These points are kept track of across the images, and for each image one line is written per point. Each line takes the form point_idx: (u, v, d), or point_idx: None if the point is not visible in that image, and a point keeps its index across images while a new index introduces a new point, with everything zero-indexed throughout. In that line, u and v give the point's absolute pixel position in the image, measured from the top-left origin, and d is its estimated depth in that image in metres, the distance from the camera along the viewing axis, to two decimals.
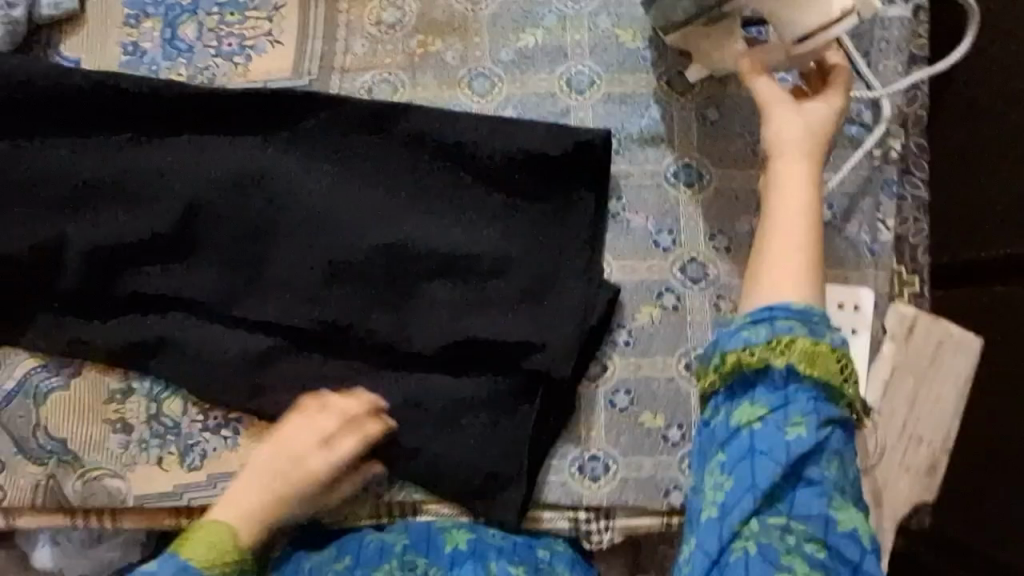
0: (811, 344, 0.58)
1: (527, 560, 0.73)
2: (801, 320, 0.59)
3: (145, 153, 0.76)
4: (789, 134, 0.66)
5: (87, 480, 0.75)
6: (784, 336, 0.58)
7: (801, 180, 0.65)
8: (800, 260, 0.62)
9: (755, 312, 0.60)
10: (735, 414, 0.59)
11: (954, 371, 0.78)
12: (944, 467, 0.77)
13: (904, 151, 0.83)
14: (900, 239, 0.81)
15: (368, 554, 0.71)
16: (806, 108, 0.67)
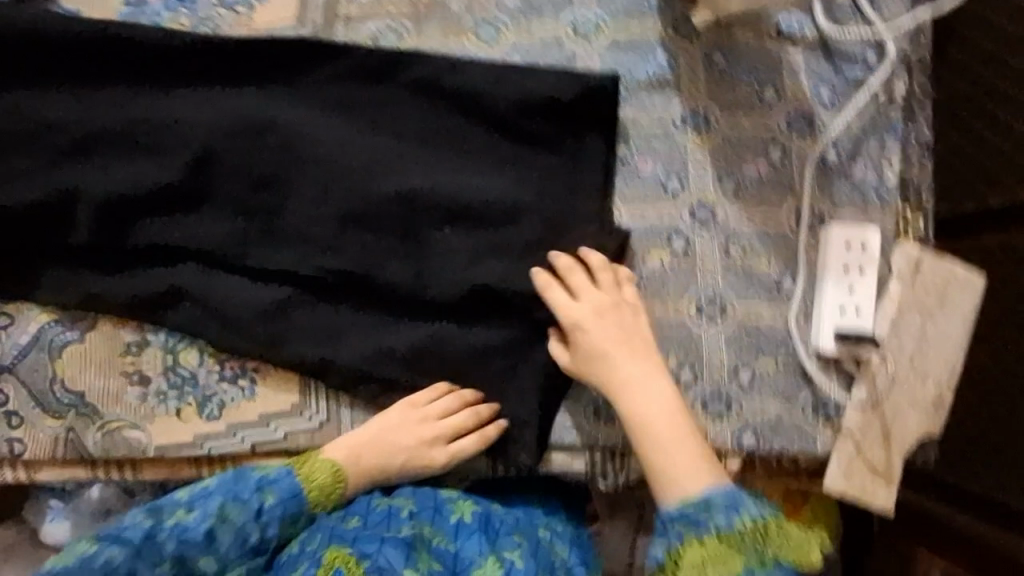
0: (716, 539, 0.64)
1: (530, 534, 0.73)
2: (699, 515, 0.65)
3: (154, 104, 0.75)
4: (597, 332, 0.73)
5: (105, 432, 0.75)
6: (695, 543, 0.64)
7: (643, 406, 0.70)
8: (685, 455, 0.68)
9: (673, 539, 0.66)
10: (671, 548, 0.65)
11: (960, 307, 0.78)
12: (950, 402, 0.78)
13: (908, 93, 0.82)
14: (905, 181, 0.81)
15: (377, 516, 0.69)
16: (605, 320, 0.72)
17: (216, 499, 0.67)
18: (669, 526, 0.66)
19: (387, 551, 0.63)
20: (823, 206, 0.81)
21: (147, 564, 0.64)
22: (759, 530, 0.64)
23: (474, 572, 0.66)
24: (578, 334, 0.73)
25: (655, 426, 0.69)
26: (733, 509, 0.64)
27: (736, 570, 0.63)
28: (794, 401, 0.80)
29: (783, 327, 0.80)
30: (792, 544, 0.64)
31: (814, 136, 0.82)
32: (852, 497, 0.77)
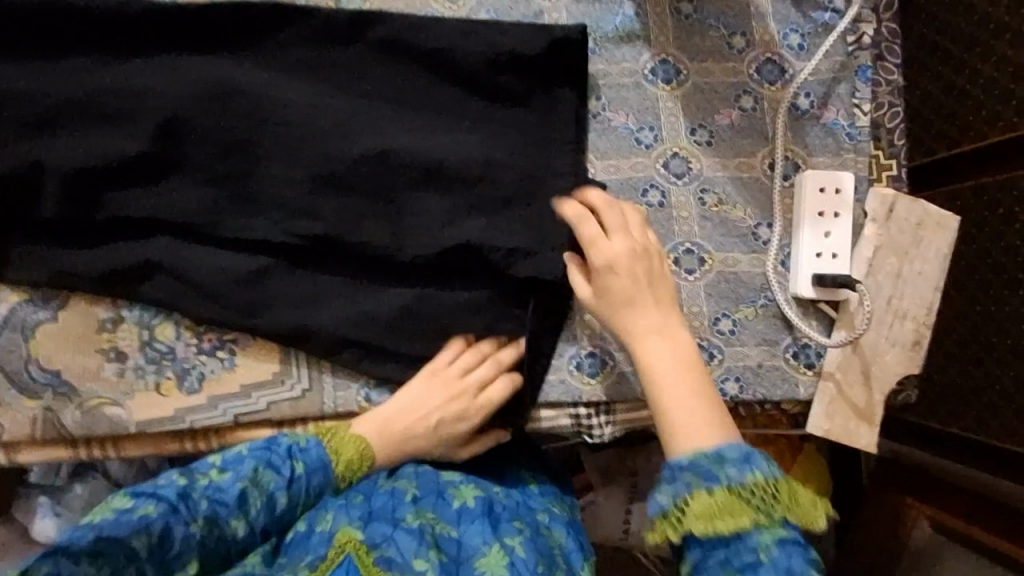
0: (728, 492, 0.58)
1: (527, 520, 0.71)
2: (709, 467, 0.59)
3: (114, 74, 0.74)
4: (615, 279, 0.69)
5: (86, 409, 0.75)
6: (706, 495, 0.58)
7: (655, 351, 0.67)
8: (708, 408, 0.63)
9: (676, 484, 0.60)
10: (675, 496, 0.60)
11: (934, 247, 0.80)
12: (928, 340, 0.80)
13: (876, 37, 0.83)
14: (876, 124, 0.83)
15: (381, 498, 0.65)
16: (616, 261, 0.69)
17: (248, 462, 0.63)
18: (679, 473, 0.60)
19: (399, 538, 0.60)
20: (797, 152, 0.82)
21: (183, 521, 0.55)
22: (772, 489, 0.59)
23: (479, 561, 0.62)
24: (608, 271, 0.69)
25: (665, 371, 0.65)
26: (747, 463, 0.59)
27: (747, 526, 0.57)
28: (776, 347, 0.80)
29: (762, 274, 0.81)
30: (799, 502, 0.60)
31: (785, 83, 0.82)
32: (834, 436, 0.79)
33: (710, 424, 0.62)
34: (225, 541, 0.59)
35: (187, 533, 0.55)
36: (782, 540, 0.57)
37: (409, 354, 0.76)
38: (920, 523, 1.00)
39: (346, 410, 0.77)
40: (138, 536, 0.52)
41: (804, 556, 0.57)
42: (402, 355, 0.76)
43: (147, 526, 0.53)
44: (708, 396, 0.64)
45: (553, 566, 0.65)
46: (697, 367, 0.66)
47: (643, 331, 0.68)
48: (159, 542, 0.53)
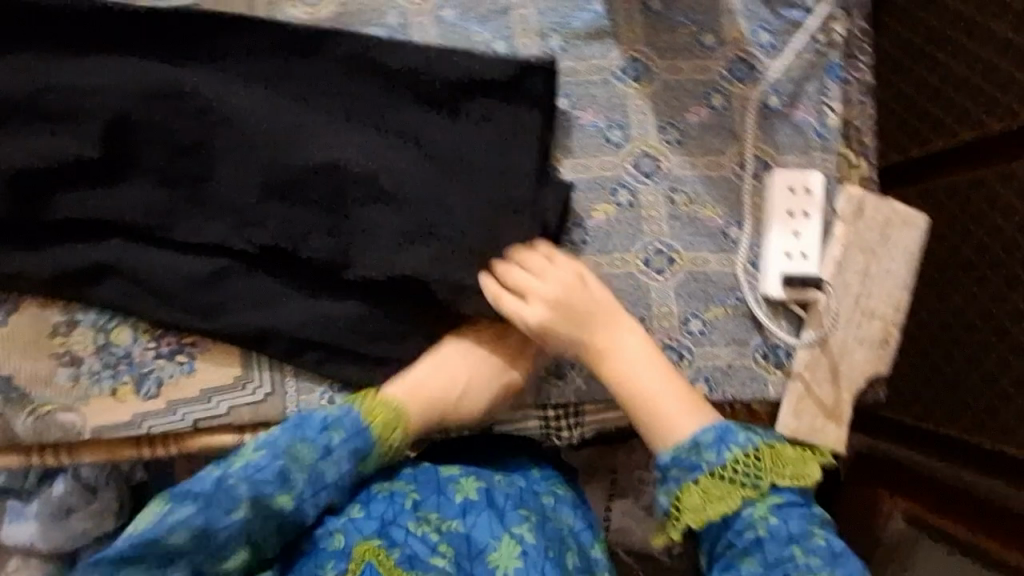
0: (711, 477, 0.68)
1: (534, 507, 0.71)
2: (690, 457, 0.68)
3: (62, 71, 0.71)
4: (551, 325, 0.72)
5: (39, 416, 0.73)
6: (692, 484, 0.68)
7: (620, 369, 0.72)
8: (676, 401, 0.71)
9: (670, 479, 0.69)
10: (675, 496, 0.69)
11: (903, 245, 0.80)
12: (896, 339, 0.80)
13: (847, 36, 0.82)
14: (847, 124, 0.82)
15: (381, 505, 0.67)
16: (539, 312, 0.71)
17: (284, 439, 0.67)
18: (665, 472, 0.69)
19: (413, 542, 0.64)
20: (766, 150, 0.81)
21: (223, 513, 0.62)
22: (753, 460, 0.68)
23: (489, 556, 0.65)
24: (537, 332, 0.72)
25: (634, 381, 0.72)
26: (722, 443, 0.68)
27: (737, 503, 0.67)
28: (745, 347, 0.80)
29: (731, 274, 0.80)
30: (782, 465, 0.69)
31: (755, 81, 0.81)
32: (804, 436, 0.78)
33: (683, 411, 0.71)
34: (276, 516, 0.65)
35: (229, 522, 0.62)
36: (774, 506, 0.67)
37: (373, 356, 0.74)
38: (892, 518, 0.95)
39: None
40: (175, 534, 0.61)
41: (798, 512, 0.67)
42: (366, 357, 0.74)
43: (187, 524, 0.61)
44: (675, 388, 0.72)
45: (562, 551, 0.68)
46: (661, 367, 0.72)
47: (597, 361, 0.73)
48: (200, 535, 0.62)
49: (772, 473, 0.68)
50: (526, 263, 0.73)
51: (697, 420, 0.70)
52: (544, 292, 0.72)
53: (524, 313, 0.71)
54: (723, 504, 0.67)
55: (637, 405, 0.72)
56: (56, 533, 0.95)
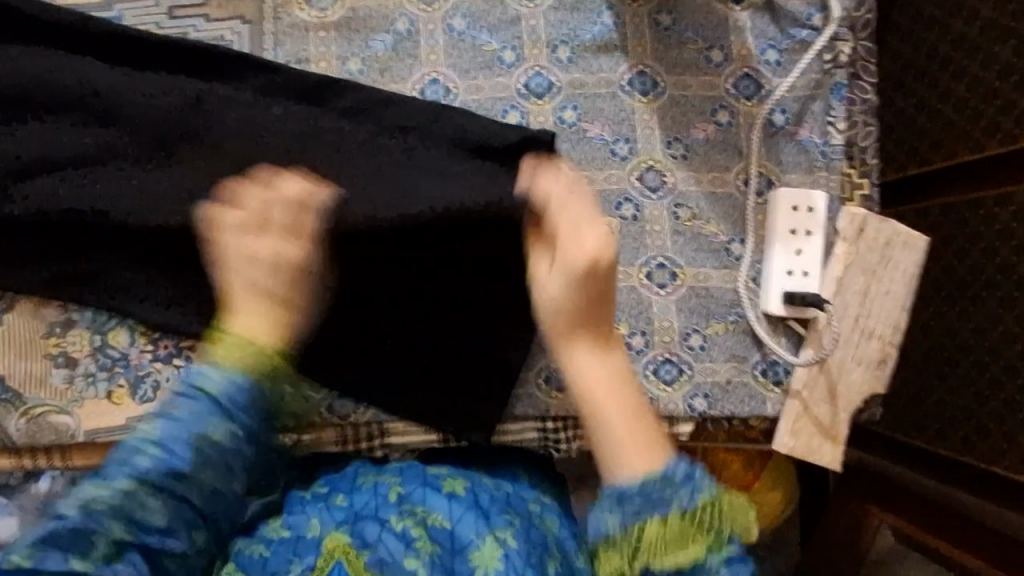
0: (678, 519, 0.61)
1: (521, 511, 0.69)
2: (660, 486, 0.62)
3: (63, 71, 0.70)
4: (577, 268, 0.66)
5: (31, 418, 0.72)
6: (656, 520, 0.60)
7: (605, 355, 0.69)
8: (634, 442, 0.65)
9: (625, 493, 0.62)
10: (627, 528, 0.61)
11: (903, 267, 0.81)
12: (893, 359, 0.81)
13: (853, 54, 0.82)
14: (850, 143, 0.82)
15: (363, 498, 0.66)
16: (580, 251, 0.66)
17: (138, 427, 0.62)
18: (624, 509, 0.62)
19: (388, 538, 0.61)
20: (771, 168, 0.81)
21: (59, 513, 0.57)
22: (716, 506, 0.62)
23: (472, 554, 0.62)
24: (547, 295, 0.67)
25: (611, 372, 0.68)
26: (693, 483, 0.62)
27: (696, 549, 0.60)
28: (744, 363, 0.80)
29: (733, 290, 0.80)
30: (738, 514, 0.63)
31: (761, 99, 0.82)
32: (798, 453, 0.80)
33: (642, 429, 0.66)
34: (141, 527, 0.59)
35: (60, 518, 0.57)
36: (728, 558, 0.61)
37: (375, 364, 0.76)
38: (882, 532, 0.98)
39: (308, 421, 0.78)
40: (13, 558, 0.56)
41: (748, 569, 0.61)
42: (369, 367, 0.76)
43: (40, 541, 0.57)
44: (643, 404, 0.68)
45: (548, 556, 0.65)
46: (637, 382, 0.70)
47: (586, 326, 0.68)
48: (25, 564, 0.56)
49: (731, 524, 0.62)
50: (584, 236, 0.66)
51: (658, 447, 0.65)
52: (595, 241, 0.66)
53: (566, 234, 0.67)
54: (675, 542, 0.60)
55: (603, 388, 0.67)
56: None
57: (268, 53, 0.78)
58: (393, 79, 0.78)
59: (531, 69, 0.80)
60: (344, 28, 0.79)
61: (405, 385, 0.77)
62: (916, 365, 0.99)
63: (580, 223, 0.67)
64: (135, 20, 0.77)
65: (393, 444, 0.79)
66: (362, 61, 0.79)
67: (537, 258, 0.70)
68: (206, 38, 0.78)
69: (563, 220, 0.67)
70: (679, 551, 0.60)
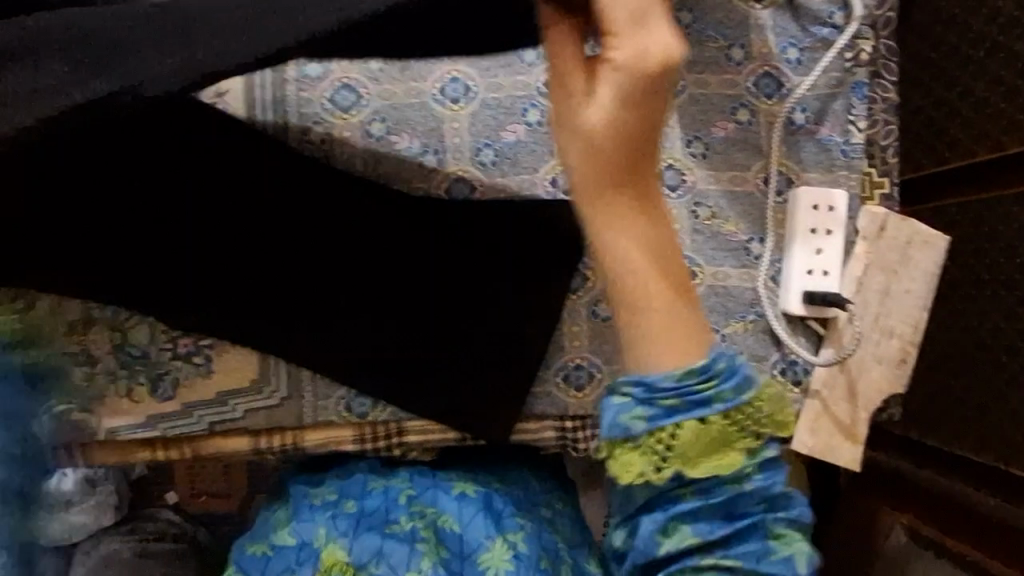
0: (719, 417, 0.56)
1: (530, 513, 0.79)
2: (701, 384, 0.57)
3: None
4: (624, 91, 0.53)
5: (54, 414, 0.73)
6: (693, 417, 0.56)
7: (642, 215, 0.58)
8: (668, 333, 0.58)
9: (657, 387, 0.57)
10: (658, 428, 0.56)
11: (924, 267, 0.80)
12: (913, 358, 0.80)
13: (874, 53, 0.82)
14: (871, 142, 0.81)
15: (374, 502, 0.76)
16: (638, 63, 0.52)
17: None
18: (653, 398, 0.57)
19: (387, 552, 0.70)
20: (790, 167, 0.81)
21: None
22: (759, 408, 0.57)
23: (481, 555, 0.73)
24: (588, 129, 0.54)
25: (649, 234, 0.58)
26: (736, 380, 0.57)
27: (732, 450, 0.57)
28: (764, 363, 0.80)
29: (752, 289, 0.80)
30: (781, 416, 0.58)
31: (782, 97, 0.81)
32: (818, 452, 0.79)
33: (681, 307, 0.59)
34: None
35: None
36: (762, 462, 0.57)
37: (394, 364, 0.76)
38: (895, 532, 0.94)
39: (326, 420, 0.77)
40: None
41: (781, 478, 0.58)
42: (388, 366, 0.76)
43: None
44: (682, 276, 0.60)
45: (554, 561, 0.75)
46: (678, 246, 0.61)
47: (624, 178, 0.57)
48: None
49: (772, 426, 0.58)
50: (642, 44, 0.51)
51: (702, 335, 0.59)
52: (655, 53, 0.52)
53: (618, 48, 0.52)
54: (710, 442, 0.56)
55: (636, 256, 0.58)
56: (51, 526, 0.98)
57: None
58: (412, 77, 0.78)
59: None
60: None
61: (424, 384, 0.76)
62: (933, 365, 0.99)
63: (637, 24, 0.52)
64: None
65: (410, 442, 0.78)
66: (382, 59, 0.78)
67: (570, 86, 0.55)
68: None
69: (618, 25, 0.51)
70: (710, 455, 0.56)
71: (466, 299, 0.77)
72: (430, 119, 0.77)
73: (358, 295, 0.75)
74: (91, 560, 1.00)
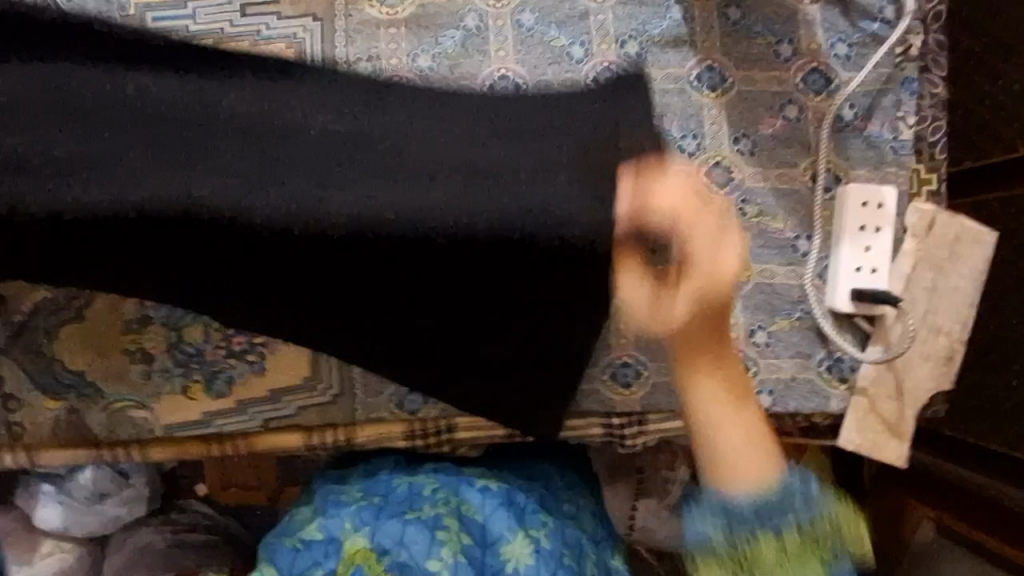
0: (795, 536, 0.53)
1: (555, 511, 0.80)
2: (779, 512, 0.53)
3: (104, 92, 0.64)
4: (707, 269, 0.52)
5: (111, 411, 0.75)
6: (768, 540, 0.53)
7: (715, 380, 0.56)
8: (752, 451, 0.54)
9: (730, 509, 0.54)
10: (728, 542, 0.54)
11: (975, 262, 0.79)
12: (961, 356, 0.79)
13: (924, 47, 0.81)
14: (919, 138, 0.81)
15: (399, 494, 0.79)
16: (718, 258, 0.52)
17: None
18: (729, 520, 0.54)
19: (407, 540, 0.74)
20: (838, 164, 0.81)
21: None
22: (836, 525, 0.54)
23: (504, 545, 0.75)
24: (667, 306, 0.53)
25: (725, 396, 0.55)
26: (812, 508, 0.54)
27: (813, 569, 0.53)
28: (809, 360, 0.80)
29: (799, 287, 0.80)
30: (861, 537, 0.56)
31: (830, 93, 0.81)
32: (863, 449, 0.80)
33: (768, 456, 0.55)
34: None
35: None
36: None
37: None
38: (921, 526, 0.95)
39: (377, 416, 0.77)
40: None
41: None
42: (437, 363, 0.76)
43: None
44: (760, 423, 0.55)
45: (577, 553, 0.77)
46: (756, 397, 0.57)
47: (694, 353, 0.55)
48: None
49: (852, 543, 0.55)
50: (722, 251, 0.52)
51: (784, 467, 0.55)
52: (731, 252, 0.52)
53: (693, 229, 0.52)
54: (786, 558, 0.53)
55: (716, 417, 0.55)
56: (88, 518, 0.96)
57: (339, 51, 0.80)
58: (462, 75, 0.80)
59: (599, 65, 0.80)
60: (414, 25, 0.81)
61: None
62: None
63: (717, 235, 0.52)
64: (209, 18, 0.79)
65: (458, 438, 0.80)
66: (432, 57, 0.80)
67: (630, 266, 0.52)
68: (278, 36, 0.79)
69: (686, 202, 0.51)
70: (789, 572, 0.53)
71: None
72: None
73: None
74: (124, 550, 0.98)
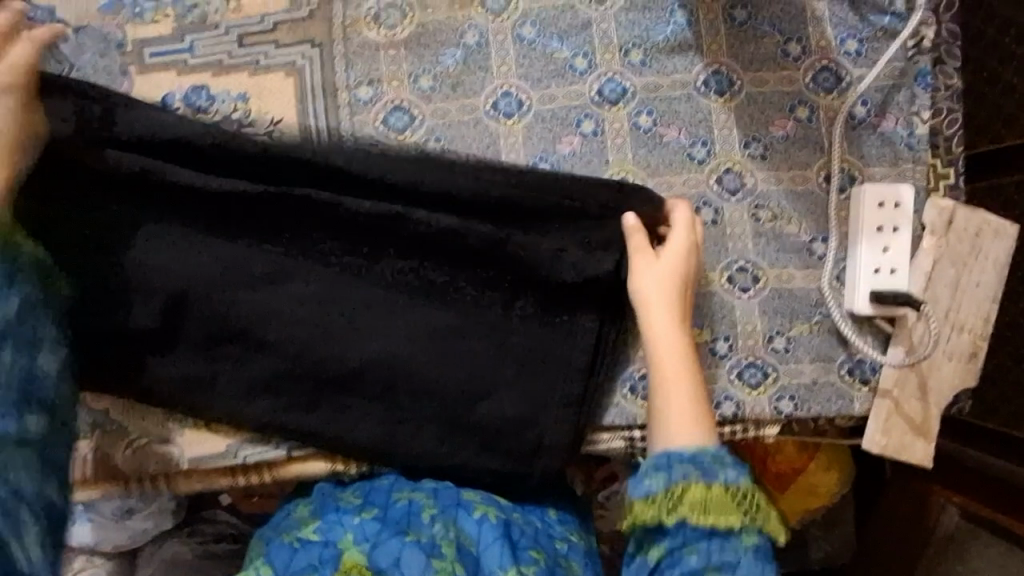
0: (722, 489, 0.62)
1: (547, 549, 0.71)
2: (711, 463, 0.63)
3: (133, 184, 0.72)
4: (647, 290, 0.71)
5: (136, 447, 0.76)
6: (701, 484, 0.62)
7: (665, 329, 0.70)
8: (687, 412, 0.67)
9: (659, 457, 0.64)
10: (661, 486, 0.63)
11: (994, 256, 0.78)
12: (985, 353, 0.78)
13: (936, 38, 0.80)
14: (935, 133, 0.80)
15: (397, 512, 0.69)
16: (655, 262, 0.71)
17: None
18: (675, 469, 0.63)
19: (405, 561, 0.62)
20: (853, 163, 0.79)
21: None
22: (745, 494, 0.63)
23: None
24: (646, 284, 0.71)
25: (677, 352, 0.69)
26: (712, 468, 0.63)
27: (732, 511, 0.61)
28: (830, 363, 0.79)
29: (816, 289, 0.79)
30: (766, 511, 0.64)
31: (841, 92, 0.79)
32: (890, 450, 0.78)
33: (699, 411, 0.67)
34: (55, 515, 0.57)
35: None
36: (755, 546, 0.61)
37: (459, 384, 0.75)
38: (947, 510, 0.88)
39: None
40: None
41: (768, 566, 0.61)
42: (453, 386, 0.75)
43: None
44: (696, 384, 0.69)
45: None
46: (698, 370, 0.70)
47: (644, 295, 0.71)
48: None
49: (762, 521, 0.63)
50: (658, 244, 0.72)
51: (706, 434, 0.66)
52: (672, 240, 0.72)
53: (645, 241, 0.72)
54: (705, 501, 0.61)
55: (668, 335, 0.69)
56: (118, 534, 0.97)
57: (340, 75, 0.79)
58: (464, 93, 0.79)
59: (604, 75, 0.79)
60: (413, 44, 0.80)
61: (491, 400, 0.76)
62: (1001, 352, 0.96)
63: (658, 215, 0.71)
64: (207, 50, 0.79)
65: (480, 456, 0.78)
66: (433, 77, 0.79)
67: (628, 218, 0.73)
68: (277, 63, 0.79)
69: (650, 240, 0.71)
70: (705, 513, 0.61)
71: (528, 313, 0.76)
72: (486, 135, 0.78)
73: (420, 314, 0.75)
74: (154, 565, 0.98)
